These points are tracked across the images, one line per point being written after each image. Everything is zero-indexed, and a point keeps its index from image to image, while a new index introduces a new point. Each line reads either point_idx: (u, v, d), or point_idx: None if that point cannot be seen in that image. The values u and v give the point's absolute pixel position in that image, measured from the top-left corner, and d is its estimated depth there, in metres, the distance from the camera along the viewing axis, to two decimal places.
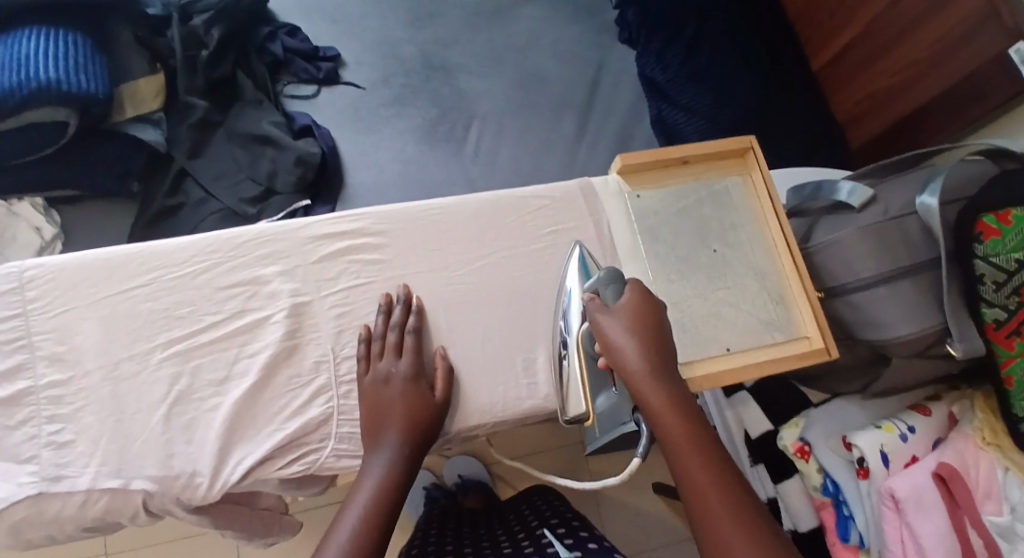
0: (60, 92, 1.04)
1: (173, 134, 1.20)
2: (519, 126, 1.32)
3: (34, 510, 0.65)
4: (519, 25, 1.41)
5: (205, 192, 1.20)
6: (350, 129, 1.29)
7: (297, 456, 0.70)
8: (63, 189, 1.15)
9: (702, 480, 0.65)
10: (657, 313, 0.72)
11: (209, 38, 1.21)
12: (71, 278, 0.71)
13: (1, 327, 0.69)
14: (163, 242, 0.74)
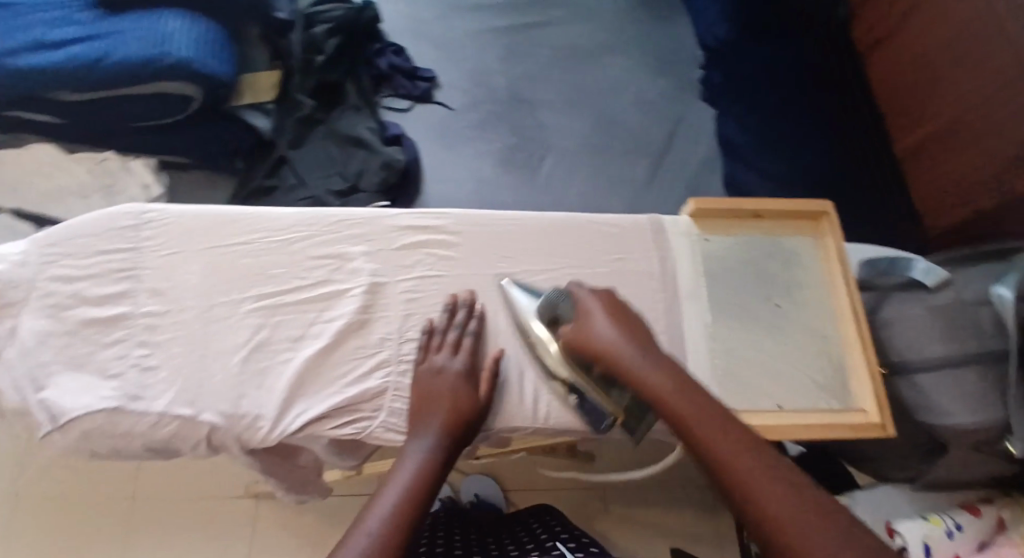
0: (191, 69, 1.12)
1: (280, 124, 1.30)
2: (593, 164, 1.36)
3: (109, 421, 0.71)
4: (608, 71, 1.46)
5: (300, 179, 1.28)
6: (437, 145, 1.37)
7: (350, 420, 0.75)
8: (176, 155, 1.23)
9: (708, 433, 0.68)
10: (622, 305, 0.77)
11: (327, 46, 1.33)
12: (184, 225, 0.78)
13: (114, 257, 0.76)
14: (269, 209, 0.81)
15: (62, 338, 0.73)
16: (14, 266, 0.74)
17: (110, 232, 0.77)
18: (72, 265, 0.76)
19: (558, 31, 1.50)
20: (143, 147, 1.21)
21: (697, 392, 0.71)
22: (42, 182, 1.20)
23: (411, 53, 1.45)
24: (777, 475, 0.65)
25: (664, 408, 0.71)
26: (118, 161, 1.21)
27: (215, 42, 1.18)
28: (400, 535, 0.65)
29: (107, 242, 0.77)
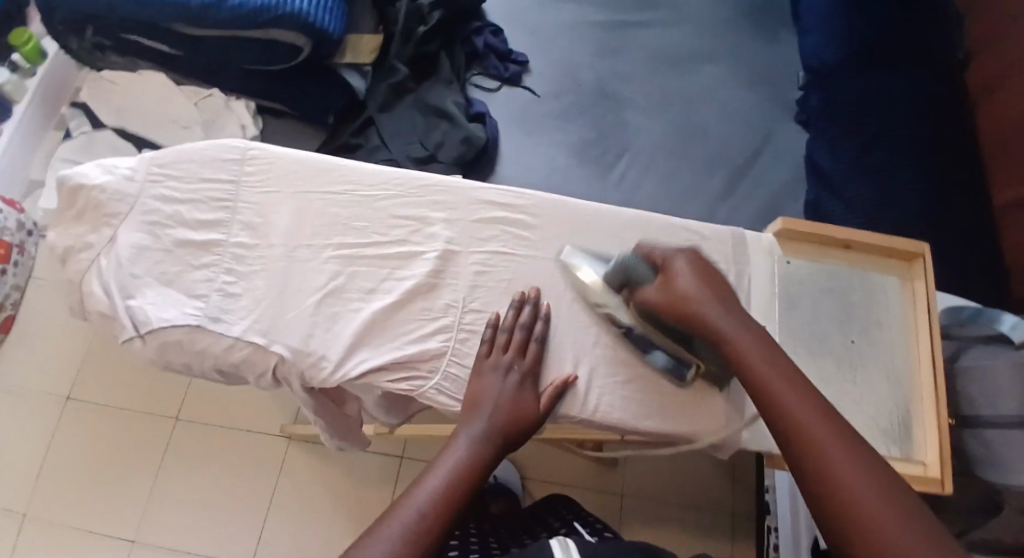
0: (302, 23, 1.14)
1: (373, 88, 1.33)
2: (671, 167, 1.31)
3: (188, 337, 0.73)
4: (699, 79, 1.39)
5: (381, 141, 1.31)
6: (517, 130, 1.35)
7: (406, 376, 0.76)
8: (276, 102, 1.30)
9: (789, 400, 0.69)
10: (708, 268, 0.76)
11: (430, 18, 1.35)
12: (280, 167, 0.81)
13: (212, 186, 0.78)
14: (360, 164, 0.83)
15: (150, 253, 0.75)
16: (122, 178, 0.77)
17: (214, 163, 0.79)
18: (173, 187, 0.78)
19: (656, 31, 1.44)
20: (248, 89, 1.27)
21: (783, 361, 0.71)
22: (150, 107, 1.27)
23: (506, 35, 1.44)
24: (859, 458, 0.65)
25: (748, 371, 0.71)
26: (221, 98, 1.28)
27: (332, 0, 1.20)
28: (435, 528, 0.65)
29: (210, 171, 0.79)
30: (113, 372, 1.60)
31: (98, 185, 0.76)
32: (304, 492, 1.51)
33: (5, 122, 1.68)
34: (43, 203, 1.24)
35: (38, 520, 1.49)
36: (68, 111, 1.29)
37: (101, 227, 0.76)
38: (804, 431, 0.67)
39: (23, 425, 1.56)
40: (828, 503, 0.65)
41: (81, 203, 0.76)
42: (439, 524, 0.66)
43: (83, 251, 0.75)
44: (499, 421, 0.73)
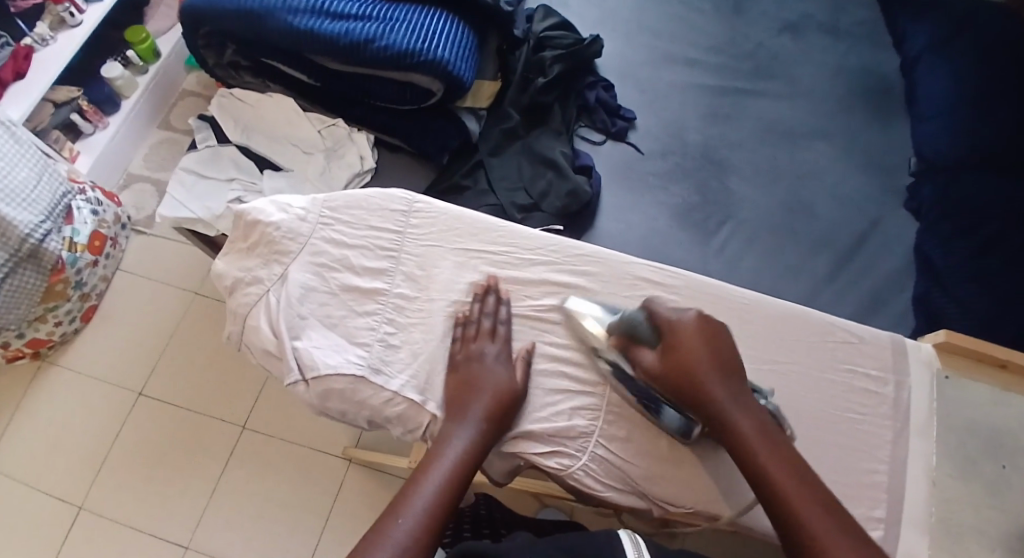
0: (444, 70, 1.18)
1: (486, 131, 1.31)
2: (776, 244, 1.21)
3: (351, 387, 0.83)
4: (806, 155, 1.29)
5: (489, 185, 1.27)
6: (618, 186, 1.27)
7: (555, 454, 0.83)
8: (394, 137, 1.29)
9: (773, 469, 0.74)
10: (717, 336, 0.81)
11: (550, 70, 1.33)
12: (445, 223, 0.92)
13: (382, 236, 0.91)
14: (521, 228, 0.93)
15: (316, 294, 0.87)
16: (293, 217, 0.90)
17: (384, 211, 0.92)
18: (341, 230, 0.90)
19: (769, 101, 1.35)
20: (373, 122, 1.29)
21: (779, 443, 0.76)
22: (277, 129, 1.31)
23: (617, 91, 1.37)
24: (846, 536, 0.70)
25: (751, 455, 0.75)
26: (345, 128, 1.29)
27: (472, 52, 1.25)
28: (432, 524, 0.74)
29: (379, 221, 0.92)
30: (184, 368, 1.62)
31: (274, 222, 0.89)
32: (356, 516, 1.50)
33: (113, 116, 1.75)
34: (165, 209, 1.24)
35: (97, 517, 1.50)
36: (195, 123, 1.33)
37: (271, 262, 0.88)
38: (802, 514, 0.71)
39: (94, 415, 1.58)
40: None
41: (255, 235, 0.89)
42: (438, 519, 0.75)
43: (252, 284, 0.88)
44: (488, 418, 0.80)
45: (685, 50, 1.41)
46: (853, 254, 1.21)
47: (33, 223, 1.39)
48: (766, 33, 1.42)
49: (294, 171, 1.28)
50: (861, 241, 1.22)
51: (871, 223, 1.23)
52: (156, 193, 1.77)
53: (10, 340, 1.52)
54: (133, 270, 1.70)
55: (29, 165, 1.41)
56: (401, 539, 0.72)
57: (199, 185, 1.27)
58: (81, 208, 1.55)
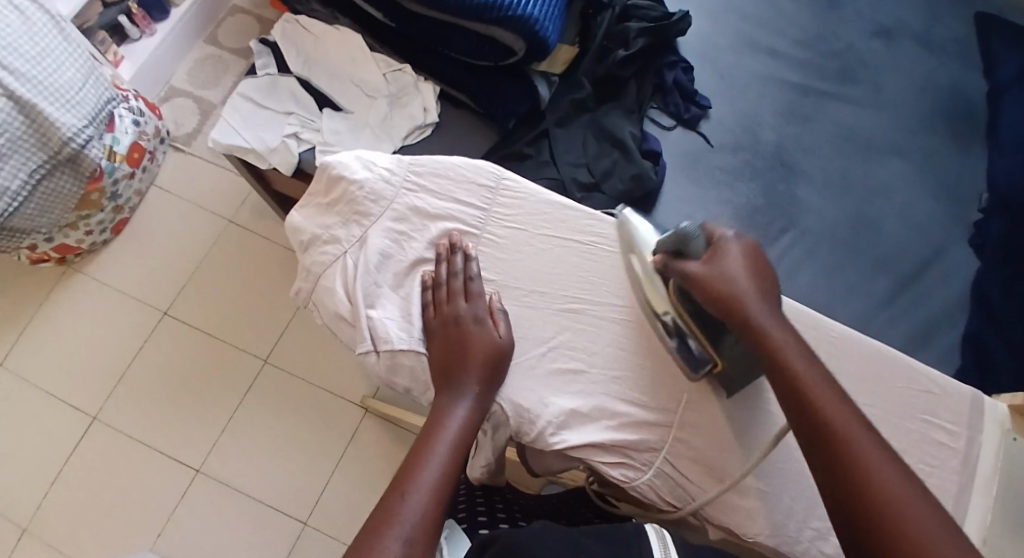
0: (529, 29, 1.13)
1: (555, 99, 1.27)
2: (838, 260, 1.17)
3: (418, 364, 0.84)
4: (881, 169, 1.24)
5: (552, 159, 1.23)
6: (683, 177, 1.23)
7: (621, 464, 0.82)
8: (460, 91, 1.24)
9: (821, 402, 0.71)
10: (759, 259, 0.80)
11: (633, 43, 1.29)
12: (531, 206, 0.92)
13: (468, 211, 0.91)
14: (610, 221, 0.92)
15: (393, 262, 0.88)
16: (379, 177, 0.91)
17: (472, 185, 0.92)
18: (425, 199, 0.91)
19: (851, 107, 1.29)
20: (443, 74, 1.25)
21: (816, 362, 0.74)
22: (338, 67, 1.26)
23: (695, 75, 1.32)
24: (875, 442, 0.68)
25: (782, 365, 0.74)
26: (412, 76, 1.25)
27: (558, 13, 1.19)
28: (441, 496, 0.74)
29: (466, 193, 0.92)
30: (210, 294, 1.60)
31: (358, 180, 0.90)
32: (367, 462, 1.50)
33: (162, 23, 1.69)
34: (218, 134, 1.19)
35: (113, 430, 1.51)
36: (256, 47, 1.28)
37: (350, 224, 0.89)
38: (825, 415, 0.70)
39: (116, 330, 1.57)
40: (831, 461, 0.68)
41: (338, 192, 0.91)
42: (445, 489, 0.75)
43: (329, 244, 0.89)
44: (479, 381, 0.81)
45: (773, 40, 1.35)
46: (915, 281, 1.17)
47: (77, 127, 1.34)
48: (860, 34, 1.36)
49: (355, 114, 1.24)
50: (925, 267, 1.18)
51: (937, 251, 1.19)
52: (196, 109, 1.72)
53: (38, 243, 1.49)
54: (167, 188, 1.67)
55: (75, 66, 1.35)
56: (414, 519, 0.72)
57: (255, 114, 1.21)
58: (123, 117, 1.50)
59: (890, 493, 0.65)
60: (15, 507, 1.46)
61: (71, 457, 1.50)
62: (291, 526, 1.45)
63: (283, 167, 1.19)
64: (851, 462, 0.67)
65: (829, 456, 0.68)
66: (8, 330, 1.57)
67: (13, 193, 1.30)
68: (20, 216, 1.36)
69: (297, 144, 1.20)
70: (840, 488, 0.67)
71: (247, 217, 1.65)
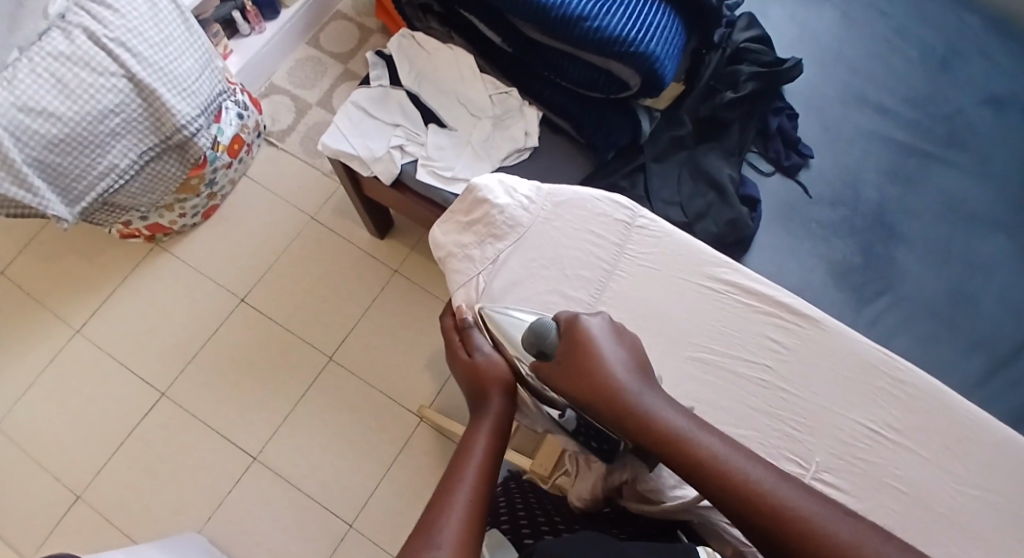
0: (650, 66, 1.16)
1: (655, 134, 1.29)
2: (928, 330, 1.17)
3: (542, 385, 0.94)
4: (983, 241, 1.22)
5: (646, 194, 1.25)
6: (778, 229, 1.24)
7: (743, 528, 0.92)
8: (563, 119, 1.27)
9: (719, 462, 0.74)
10: (619, 334, 0.84)
11: (742, 86, 1.30)
12: (667, 248, 1.00)
13: (603, 247, 1.00)
14: (746, 273, 0.99)
15: (521, 288, 0.98)
16: (518, 203, 1.02)
17: (608, 221, 1.01)
18: (561, 229, 1.01)
19: (957, 172, 1.27)
20: (550, 100, 1.27)
21: (707, 430, 0.77)
22: (449, 82, 1.30)
23: (800, 122, 1.33)
24: (796, 486, 0.72)
25: (675, 443, 0.76)
26: (518, 100, 1.28)
27: (678, 51, 1.22)
28: (475, 516, 0.78)
29: (601, 226, 1.01)
30: (288, 285, 1.64)
31: (499, 204, 1.01)
32: (419, 469, 1.51)
33: (271, 22, 1.75)
34: (328, 138, 1.24)
35: (178, 407, 1.55)
36: (371, 57, 1.32)
37: (485, 243, 1.01)
38: (728, 469, 0.73)
39: (193, 309, 1.62)
40: (763, 516, 0.70)
41: (478, 213, 1.02)
42: (478, 511, 0.79)
43: (464, 261, 1.01)
44: (495, 402, 0.91)
45: (881, 95, 1.34)
46: (1011, 358, 1.15)
47: (189, 115, 1.38)
48: (970, 100, 1.32)
49: (458, 131, 1.27)
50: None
51: None
52: (293, 108, 1.77)
53: (134, 220, 1.55)
54: (259, 179, 1.72)
55: (194, 56, 1.40)
56: (452, 529, 0.76)
57: (365, 124, 1.26)
58: (229, 109, 1.56)
59: (830, 525, 0.69)
60: (75, 472, 1.51)
61: (137, 428, 1.54)
62: (337, 526, 1.47)
63: (384, 176, 1.24)
64: (787, 520, 0.69)
65: (728, 500, 0.72)
66: (92, 296, 1.63)
67: (122, 170, 1.36)
68: (124, 192, 1.42)
69: (400, 155, 1.24)
70: (781, 546, 0.69)
71: (329, 217, 1.69)
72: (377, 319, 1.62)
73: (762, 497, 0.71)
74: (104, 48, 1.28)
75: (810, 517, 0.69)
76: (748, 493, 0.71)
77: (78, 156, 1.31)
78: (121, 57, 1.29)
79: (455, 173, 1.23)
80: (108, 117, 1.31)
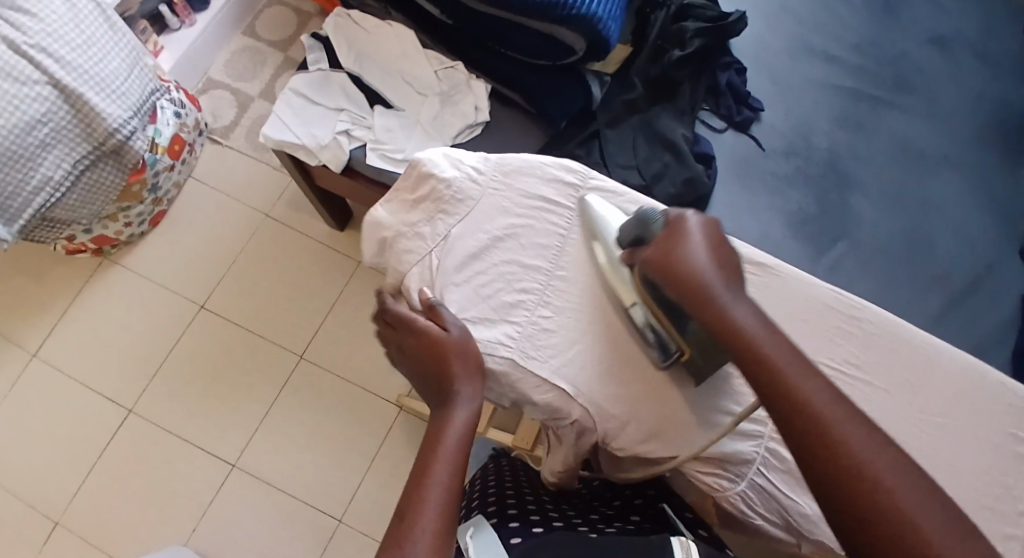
0: (594, 28, 1.12)
1: (608, 99, 1.27)
2: (887, 271, 1.16)
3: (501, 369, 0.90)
4: (935, 179, 1.22)
5: (603, 161, 1.22)
6: (734, 182, 1.21)
7: (714, 474, 0.88)
8: (511, 90, 1.23)
9: (790, 385, 0.67)
10: (721, 239, 0.76)
11: (689, 44, 1.27)
12: (621, 209, 0.98)
13: (556, 214, 0.97)
14: None
15: (478, 263, 0.94)
16: (466, 175, 0.98)
17: (560, 186, 0.99)
18: (511, 197, 0.98)
19: (904, 115, 1.26)
20: (494, 70, 1.24)
21: (784, 339, 0.71)
22: (390, 60, 1.25)
23: (749, 76, 1.30)
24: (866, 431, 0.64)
25: (745, 346, 0.70)
26: (465, 73, 1.24)
27: (621, 10, 1.18)
28: (448, 518, 0.74)
29: (551, 192, 0.98)
30: (246, 287, 1.59)
31: (445, 178, 0.97)
32: (402, 459, 1.49)
33: (202, 13, 1.68)
34: (270, 130, 1.19)
35: (148, 423, 1.50)
36: (308, 42, 1.27)
37: (436, 220, 0.96)
38: (793, 383, 0.67)
39: (152, 321, 1.56)
40: (816, 448, 0.64)
41: (425, 190, 0.97)
42: (450, 510, 0.74)
43: (413, 243, 0.96)
44: (465, 392, 0.84)
45: (827, 42, 1.32)
46: (963, 293, 1.15)
47: (121, 119, 1.32)
48: (912, 41, 1.32)
49: (405, 111, 1.23)
50: (975, 281, 1.16)
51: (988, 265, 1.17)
52: (234, 102, 1.71)
53: (77, 234, 1.48)
54: (205, 179, 1.66)
55: (121, 57, 1.34)
56: (425, 531, 0.72)
57: (307, 111, 1.21)
58: (165, 109, 1.49)
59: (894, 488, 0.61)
60: (49, 499, 1.46)
61: (109, 447, 1.49)
62: (325, 524, 1.44)
63: (332, 164, 1.19)
64: (849, 470, 0.63)
65: (789, 417, 0.67)
66: (47, 316, 1.57)
67: (56, 182, 1.30)
68: (62, 205, 1.36)
69: (348, 141, 1.20)
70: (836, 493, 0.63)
71: (283, 212, 1.64)
72: (343, 312, 1.58)
73: (832, 440, 0.64)
74: (27, 57, 1.22)
75: (883, 479, 0.62)
76: (815, 429, 0.65)
77: (10, 172, 1.24)
78: (44, 63, 1.23)
79: (405, 155, 1.18)
80: (36, 128, 1.24)
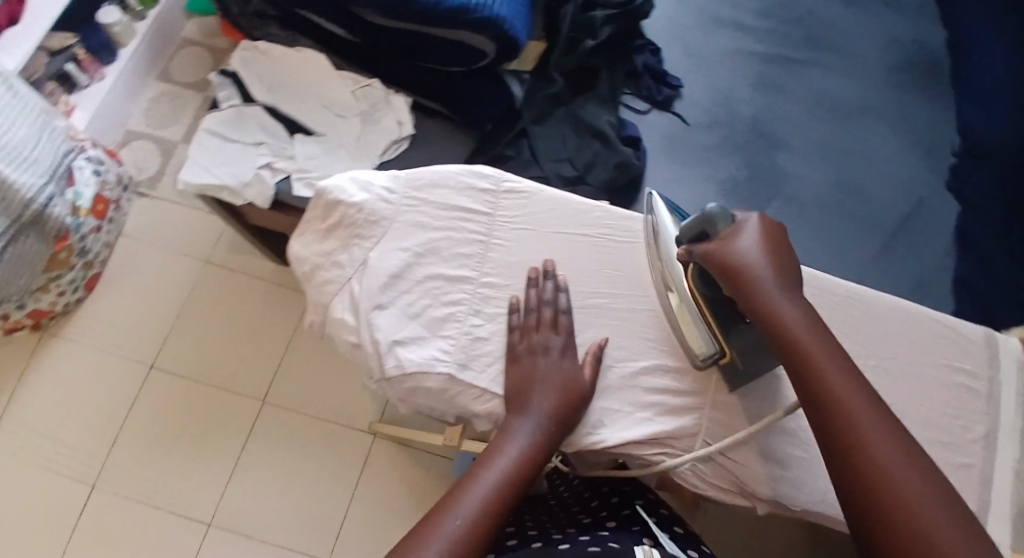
0: (500, 31, 1.11)
1: (530, 96, 1.24)
2: (825, 224, 1.15)
3: (443, 385, 0.87)
4: (860, 128, 1.22)
5: (534, 157, 1.20)
6: (664, 158, 1.20)
7: (661, 455, 0.85)
8: (434, 101, 1.22)
9: (834, 386, 0.70)
10: (782, 245, 0.80)
11: (601, 31, 1.26)
12: (539, 206, 0.96)
13: (473, 221, 0.94)
14: (617, 211, 0.96)
15: (399, 284, 0.90)
16: (376, 197, 0.94)
17: (473, 193, 0.96)
18: (425, 211, 0.95)
19: (819, 70, 1.27)
20: (409, 81, 1.22)
21: (830, 339, 0.73)
22: (303, 86, 1.22)
23: (664, 55, 1.30)
24: (895, 437, 0.67)
25: (791, 341, 0.74)
26: (382, 89, 1.21)
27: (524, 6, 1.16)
28: (484, 517, 0.73)
29: (465, 200, 0.96)
30: (194, 340, 1.54)
31: (355, 202, 0.93)
32: (377, 489, 1.45)
33: (110, 65, 1.62)
34: (187, 174, 1.14)
35: (113, 493, 1.44)
36: (216, 79, 1.23)
37: (352, 246, 0.93)
38: (832, 385, 0.70)
39: (103, 389, 1.51)
40: (843, 444, 0.68)
41: (336, 216, 0.94)
42: (488, 515, 0.74)
43: (332, 271, 0.93)
44: (547, 418, 0.81)
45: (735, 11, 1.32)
46: (899, 234, 1.15)
47: (35, 186, 1.27)
48: None
49: (327, 136, 1.19)
50: (909, 221, 1.15)
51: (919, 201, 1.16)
52: (157, 150, 1.66)
53: (9, 311, 1.43)
54: (137, 235, 1.61)
55: (28, 122, 1.29)
56: (455, 524, 0.72)
57: (224, 149, 1.17)
58: (82, 168, 1.44)
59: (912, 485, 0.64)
60: None
61: (78, 523, 1.42)
62: None
63: (259, 201, 1.15)
64: (874, 468, 0.66)
65: (824, 415, 0.70)
66: None
67: None
68: None
69: (271, 174, 1.16)
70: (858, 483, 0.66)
71: (223, 255, 1.60)
72: (300, 349, 1.54)
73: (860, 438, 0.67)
74: None
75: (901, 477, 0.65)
76: (849, 426, 0.68)
77: None
78: None
79: None
80: None
